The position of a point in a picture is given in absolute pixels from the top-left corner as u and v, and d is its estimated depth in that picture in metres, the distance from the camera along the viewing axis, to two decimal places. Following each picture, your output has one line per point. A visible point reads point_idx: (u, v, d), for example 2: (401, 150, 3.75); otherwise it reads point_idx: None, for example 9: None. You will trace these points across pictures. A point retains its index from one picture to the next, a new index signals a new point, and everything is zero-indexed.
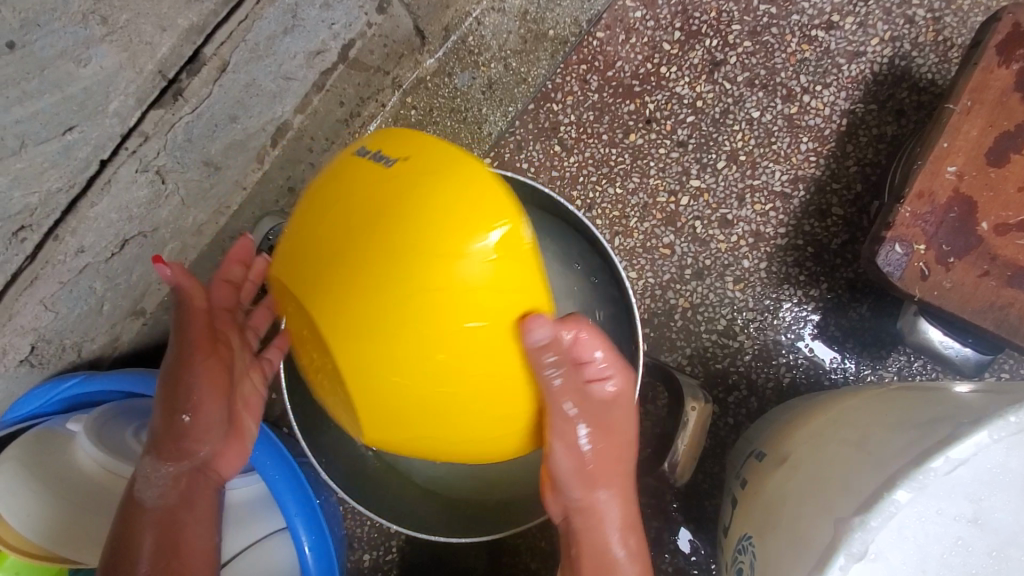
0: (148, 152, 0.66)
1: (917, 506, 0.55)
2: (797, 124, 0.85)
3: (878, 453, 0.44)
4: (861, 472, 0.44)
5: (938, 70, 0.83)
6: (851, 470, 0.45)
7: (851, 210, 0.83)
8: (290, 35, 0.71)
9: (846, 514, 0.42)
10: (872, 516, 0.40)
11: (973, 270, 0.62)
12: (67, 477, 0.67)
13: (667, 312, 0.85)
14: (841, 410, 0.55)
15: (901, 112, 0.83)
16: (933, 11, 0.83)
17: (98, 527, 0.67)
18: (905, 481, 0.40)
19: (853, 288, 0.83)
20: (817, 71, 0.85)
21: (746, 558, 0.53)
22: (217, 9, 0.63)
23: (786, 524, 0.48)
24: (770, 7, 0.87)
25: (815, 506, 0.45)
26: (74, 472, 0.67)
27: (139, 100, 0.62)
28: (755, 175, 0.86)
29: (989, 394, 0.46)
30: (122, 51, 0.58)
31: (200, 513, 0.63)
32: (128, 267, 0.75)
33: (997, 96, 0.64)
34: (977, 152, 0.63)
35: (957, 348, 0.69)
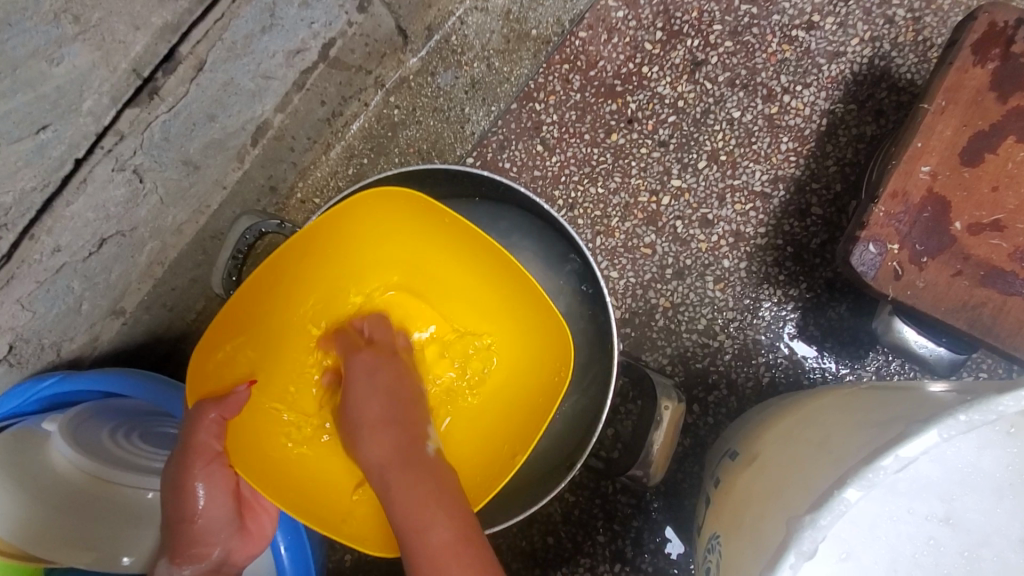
0: (123, 151, 0.66)
1: (887, 506, 0.55)
2: (777, 124, 0.85)
3: (838, 453, 0.44)
4: (820, 471, 0.44)
5: (916, 70, 0.83)
6: (811, 470, 0.45)
7: (830, 210, 0.84)
8: (267, 34, 0.71)
9: (800, 512, 0.42)
10: (822, 514, 0.40)
11: (947, 269, 0.62)
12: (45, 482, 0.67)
13: (648, 311, 0.86)
14: (811, 408, 0.55)
15: (880, 112, 0.84)
16: (913, 11, 0.83)
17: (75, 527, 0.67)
18: (854, 479, 0.40)
19: (832, 288, 0.83)
20: (798, 71, 0.85)
21: (713, 557, 0.54)
22: (192, 8, 0.62)
23: (749, 523, 0.48)
24: (751, 7, 0.87)
25: (776, 505, 0.46)
26: (52, 476, 0.67)
27: (114, 99, 0.62)
28: (736, 175, 0.86)
29: (958, 394, 0.45)
30: (95, 50, 0.57)
31: None
32: (106, 267, 0.75)
33: (972, 96, 0.63)
34: (951, 152, 0.63)
35: (931, 348, 0.70)
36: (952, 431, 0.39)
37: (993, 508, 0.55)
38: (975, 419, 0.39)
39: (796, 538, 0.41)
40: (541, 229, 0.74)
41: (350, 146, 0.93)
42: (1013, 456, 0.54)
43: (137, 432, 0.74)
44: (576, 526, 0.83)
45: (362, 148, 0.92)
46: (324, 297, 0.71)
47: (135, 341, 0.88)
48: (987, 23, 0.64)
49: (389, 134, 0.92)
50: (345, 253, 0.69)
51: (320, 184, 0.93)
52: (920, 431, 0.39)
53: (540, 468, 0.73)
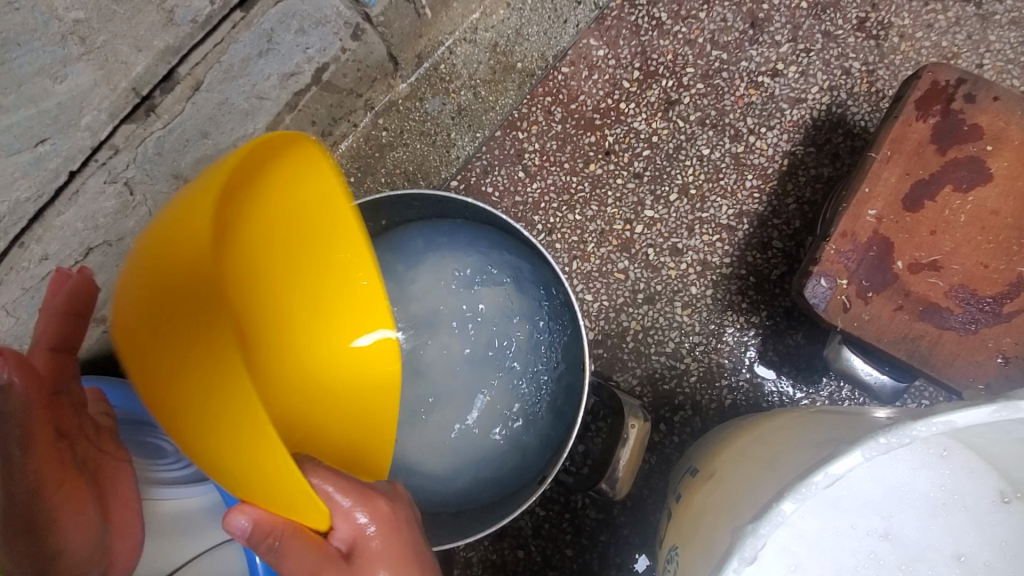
0: (116, 164, 0.68)
1: (828, 519, 0.60)
2: (743, 163, 0.92)
3: (782, 471, 0.48)
4: (765, 487, 0.48)
5: (869, 118, 0.90)
6: (759, 486, 0.49)
7: (790, 243, 0.90)
8: (264, 58, 0.74)
9: (744, 523, 0.46)
10: (762, 524, 0.44)
11: (890, 304, 0.68)
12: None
13: (620, 334, 0.90)
14: (760, 429, 0.60)
15: (836, 155, 0.90)
16: (867, 64, 0.91)
17: None
18: (790, 493, 0.44)
19: (789, 316, 0.89)
20: (763, 114, 0.92)
21: (672, 567, 0.57)
22: (194, 32, 0.65)
23: (704, 534, 0.52)
24: (721, 53, 0.94)
25: (726, 518, 0.50)
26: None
27: (112, 115, 0.64)
28: (704, 208, 0.91)
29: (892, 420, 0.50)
30: (98, 69, 0.60)
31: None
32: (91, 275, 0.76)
33: (914, 147, 0.70)
34: (895, 197, 0.69)
35: (876, 375, 0.75)
36: (874, 451, 0.43)
37: (924, 522, 0.60)
38: (893, 441, 0.43)
39: (740, 549, 0.44)
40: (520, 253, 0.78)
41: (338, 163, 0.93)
42: (941, 476, 0.60)
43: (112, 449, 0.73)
44: (545, 540, 0.86)
45: (349, 167, 0.92)
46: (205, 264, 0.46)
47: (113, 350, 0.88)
48: (931, 82, 0.70)
49: (377, 155, 0.93)
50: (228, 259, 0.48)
51: None
52: (846, 451, 0.43)
53: (514, 482, 0.76)
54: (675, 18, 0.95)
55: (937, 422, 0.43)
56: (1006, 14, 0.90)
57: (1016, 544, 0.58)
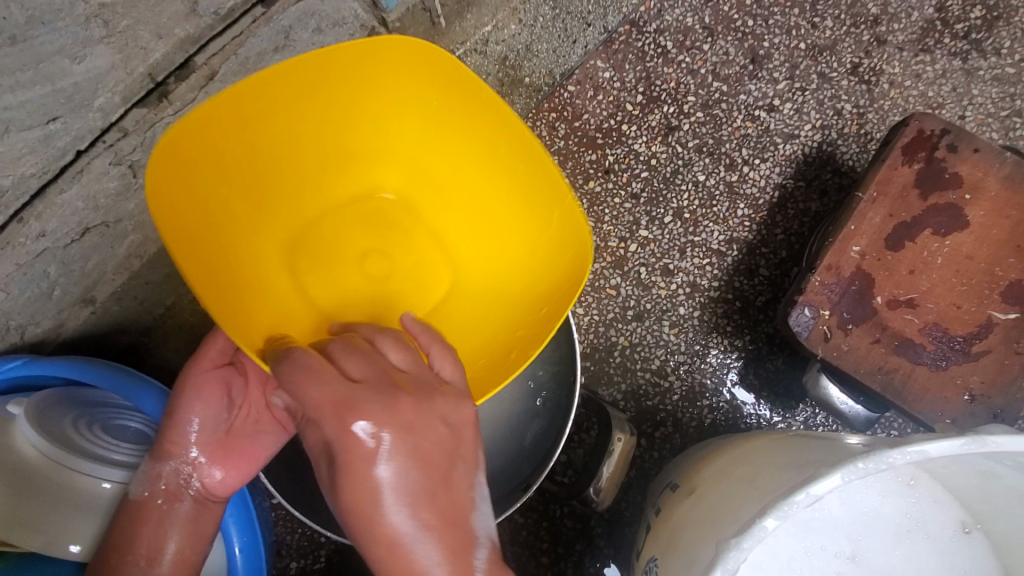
0: (124, 147, 0.68)
1: (801, 539, 0.63)
2: (736, 192, 0.95)
3: (765, 488, 0.51)
4: (748, 502, 0.51)
5: (857, 158, 0.94)
6: (742, 501, 0.52)
7: (776, 272, 0.93)
8: (279, 54, 0.74)
9: (728, 536, 0.48)
10: (746, 538, 0.46)
11: (867, 337, 0.72)
12: (87, 498, 0.68)
13: (608, 348, 0.92)
14: (748, 448, 0.62)
15: (824, 192, 0.94)
16: (858, 107, 0.95)
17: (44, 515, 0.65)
18: (773, 509, 0.46)
19: (771, 342, 0.92)
20: (757, 146, 0.96)
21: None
22: (214, 24, 0.66)
23: (684, 546, 0.54)
24: (722, 85, 0.97)
25: (709, 532, 0.52)
26: (91, 493, 0.69)
27: (125, 98, 0.65)
28: (697, 232, 0.94)
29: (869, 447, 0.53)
30: (116, 53, 0.61)
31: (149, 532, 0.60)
32: (84, 255, 0.76)
33: (898, 190, 0.74)
34: (879, 234, 0.73)
35: (850, 404, 0.79)
36: (853, 475, 0.45)
37: (893, 550, 0.63)
38: (871, 466, 0.45)
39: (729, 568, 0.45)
40: None
41: None
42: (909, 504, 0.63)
43: (98, 423, 0.74)
44: (522, 547, 0.87)
45: None
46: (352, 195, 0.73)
47: (100, 329, 0.88)
48: (920, 129, 0.74)
49: None
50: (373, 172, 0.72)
51: None
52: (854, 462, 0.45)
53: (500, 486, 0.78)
54: (680, 49, 0.98)
55: (911, 451, 0.46)
56: (989, 71, 0.95)
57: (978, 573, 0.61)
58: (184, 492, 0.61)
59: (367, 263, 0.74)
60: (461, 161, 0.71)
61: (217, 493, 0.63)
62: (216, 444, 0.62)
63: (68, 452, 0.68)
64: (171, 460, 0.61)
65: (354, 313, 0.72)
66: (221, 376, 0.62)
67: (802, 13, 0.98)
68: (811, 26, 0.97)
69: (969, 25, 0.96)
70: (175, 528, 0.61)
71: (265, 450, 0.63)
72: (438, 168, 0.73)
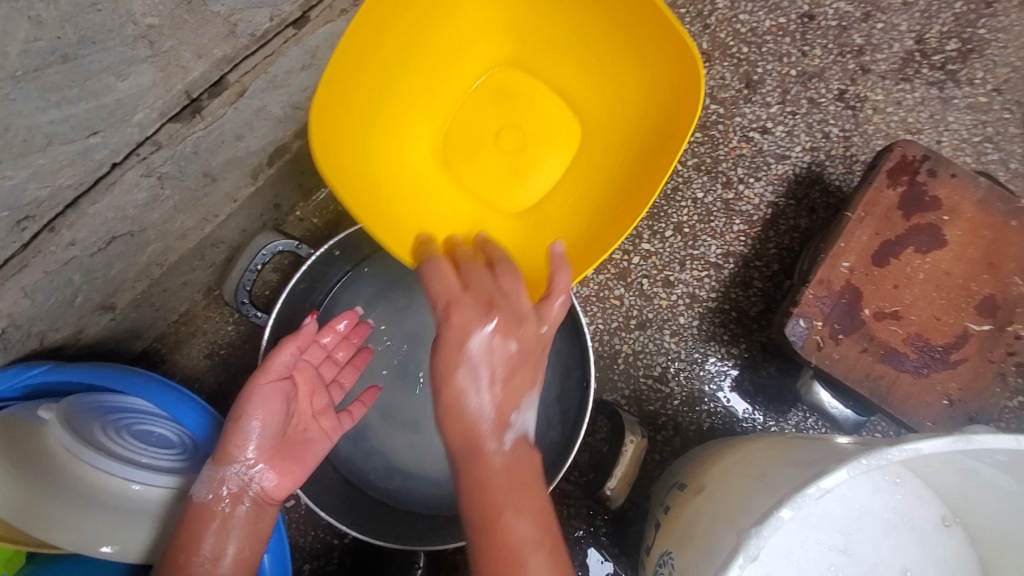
0: (156, 159, 0.71)
1: (801, 534, 0.68)
2: (732, 208, 1.01)
3: (775, 484, 0.56)
4: (761, 497, 0.56)
5: (844, 179, 1.01)
6: (755, 496, 0.56)
7: (769, 284, 0.99)
8: (305, 71, 0.79)
9: (747, 527, 0.53)
10: (764, 528, 0.51)
11: (856, 346, 0.77)
12: (124, 502, 0.72)
13: (611, 356, 0.97)
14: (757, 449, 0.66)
15: (813, 209, 1.00)
16: (844, 131, 1.02)
17: (76, 516, 0.69)
18: (788, 502, 0.51)
19: (765, 350, 0.97)
20: (752, 166, 1.02)
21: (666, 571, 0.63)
22: (249, 45, 0.70)
23: (701, 539, 0.58)
24: (718, 107, 1.03)
25: (726, 525, 0.56)
26: (126, 497, 0.72)
27: (162, 114, 0.68)
28: (695, 246, 1.00)
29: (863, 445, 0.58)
30: (158, 71, 0.63)
31: (213, 530, 0.65)
32: (108, 263, 0.78)
33: (884, 211, 0.80)
34: (867, 251, 0.79)
35: (840, 409, 0.84)
36: (857, 469, 0.50)
37: (882, 541, 0.69)
38: (873, 462, 0.51)
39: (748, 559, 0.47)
40: None
41: None
42: (896, 498, 0.69)
43: (126, 426, 0.76)
44: None
45: None
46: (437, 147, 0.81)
47: (116, 335, 0.90)
48: (904, 154, 0.81)
49: None
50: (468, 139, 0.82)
51: (321, 206, 1.02)
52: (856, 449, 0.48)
53: None
54: None
55: (908, 448, 0.51)
56: (964, 99, 1.03)
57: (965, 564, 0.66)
58: (246, 494, 0.67)
59: (501, 138, 0.82)
60: (522, 7, 0.77)
61: (276, 495, 0.69)
62: (275, 449, 0.69)
63: (101, 458, 0.70)
64: (237, 463, 0.67)
65: (498, 187, 0.81)
66: (280, 389, 0.71)
67: (792, 42, 1.04)
68: (801, 54, 1.04)
69: (945, 56, 1.04)
70: (237, 529, 0.66)
71: (318, 454, 0.72)
72: (490, 119, 0.82)
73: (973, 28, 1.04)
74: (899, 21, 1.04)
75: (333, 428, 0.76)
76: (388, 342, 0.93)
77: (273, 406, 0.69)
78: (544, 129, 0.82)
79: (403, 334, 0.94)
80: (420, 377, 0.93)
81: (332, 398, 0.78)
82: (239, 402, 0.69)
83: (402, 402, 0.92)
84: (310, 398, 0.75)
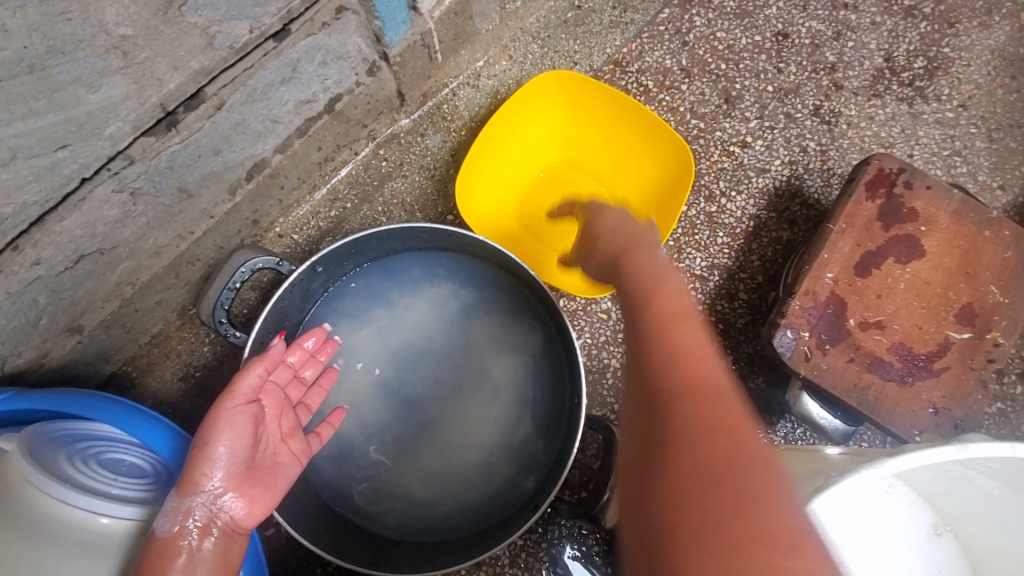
0: (128, 175, 0.69)
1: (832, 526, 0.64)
2: (715, 221, 1.01)
3: None
4: None
5: (822, 193, 1.02)
6: None
7: (754, 295, 0.99)
8: (285, 85, 0.78)
9: None
10: None
11: (843, 355, 0.78)
12: (88, 537, 0.67)
13: (601, 370, 0.96)
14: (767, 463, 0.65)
15: (794, 222, 1.01)
16: (821, 145, 1.04)
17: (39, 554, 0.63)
18: None
19: (751, 362, 0.97)
20: (733, 179, 1.03)
21: None
22: (227, 57, 0.68)
23: None
24: (699, 122, 1.05)
25: None
26: (90, 531, 0.67)
27: (135, 127, 0.65)
28: (681, 259, 1.00)
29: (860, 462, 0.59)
30: (131, 83, 0.61)
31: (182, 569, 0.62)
32: (76, 282, 0.75)
33: (864, 222, 0.81)
34: (851, 261, 0.80)
35: (829, 420, 0.82)
36: None
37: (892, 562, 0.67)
38: None
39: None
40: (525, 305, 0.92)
41: (334, 190, 1.00)
42: (903, 509, 0.68)
43: (92, 456, 0.72)
44: (522, 569, 0.89)
45: (347, 194, 1.00)
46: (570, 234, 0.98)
47: (83, 359, 0.85)
48: (881, 167, 0.83)
49: (376, 184, 1.02)
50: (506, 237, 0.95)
51: (301, 222, 0.99)
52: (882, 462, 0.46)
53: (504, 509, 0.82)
54: (660, 89, 1.07)
55: None
56: (932, 115, 1.06)
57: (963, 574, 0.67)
58: (214, 526, 0.64)
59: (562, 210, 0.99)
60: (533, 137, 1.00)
61: (245, 523, 0.65)
62: (243, 476, 0.66)
63: (67, 490, 0.66)
64: (201, 494, 0.63)
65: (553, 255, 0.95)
66: (250, 411, 0.68)
67: (767, 60, 1.07)
68: (777, 70, 1.07)
69: (913, 73, 1.07)
70: (206, 564, 0.63)
71: (288, 478, 0.69)
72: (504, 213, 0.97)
73: (937, 48, 1.08)
74: (867, 40, 1.08)
75: (302, 451, 0.73)
76: (371, 360, 0.91)
77: (239, 431, 0.66)
78: (589, 202, 0.98)
79: (387, 351, 0.92)
80: (404, 397, 0.91)
81: (299, 421, 0.75)
82: (204, 426, 0.65)
83: (387, 423, 0.90)
84: (279, 420, 0.72)
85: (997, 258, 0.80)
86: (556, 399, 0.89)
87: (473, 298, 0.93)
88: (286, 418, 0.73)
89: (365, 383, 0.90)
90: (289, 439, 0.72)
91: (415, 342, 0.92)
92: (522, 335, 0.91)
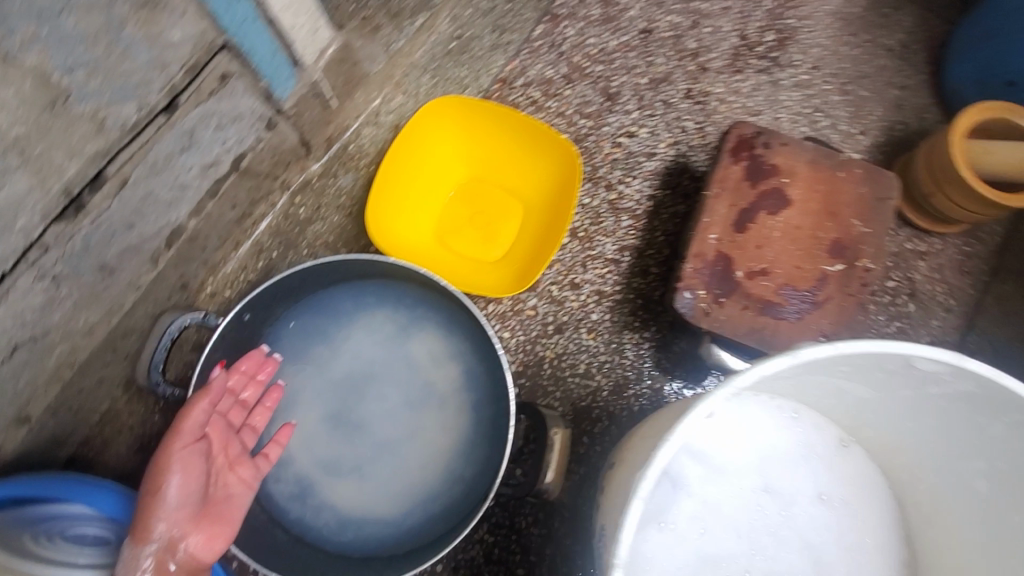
0: (46, 262, 0.73)
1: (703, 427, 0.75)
2: (617, 208, 1.10)
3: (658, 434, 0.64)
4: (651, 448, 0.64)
5: (707, 165, 1.12)
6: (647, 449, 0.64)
7: (664, 268, 1.07)
8: (186, 153, 0.84)
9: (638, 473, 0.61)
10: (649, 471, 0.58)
11: (739, 305, 0.86)
12: None
13: (537, 363, 1.03)
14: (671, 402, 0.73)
15: (687, 195, 1.11)
16: (698, 123, 1.14)
17: None
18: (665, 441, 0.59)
19: (673, 328, 1.05)
20: (626, 167, 1.12)
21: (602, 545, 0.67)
22: (122, 136, 0.73)
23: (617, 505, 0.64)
24: (586, 122, 1.15)
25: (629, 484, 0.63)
26: None
27: (44, 215, 0.69)
28: (593, 247, 1.07)
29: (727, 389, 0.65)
30: (33, 176, 0.66)
31: None
32: (14, 373, 0.77)
33: (734, 184, 0.90)
34: (729, 219, 0.89)
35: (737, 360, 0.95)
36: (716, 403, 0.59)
37: (796, 473, 0.76)
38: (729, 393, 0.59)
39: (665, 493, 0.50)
40: (449, 315, 0.96)
41: (259, 243, 1.05)
42: (799, 429, 0.76)
43: (56, 531, 0.74)
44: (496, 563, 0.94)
45: (271, 243, 1.06)
46: (485, 245, 1.04)
47: (37, 448, 0.87)
48: (741, 133, 0.93)
49: (298, 230, 1.08)
50: (424, 255, 1.02)
51: (230, 278, 1.04)
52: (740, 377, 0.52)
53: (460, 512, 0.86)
54: (546, 97, 1.17)
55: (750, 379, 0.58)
56: (791, 79, 1.17)
57: (854, 472, 0.76)
58: (176, 563, 0.68)
59: (477, 223, 1.05)
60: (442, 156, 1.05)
61: (205, 557, 0.70)
62: (201, 511, 0.71)
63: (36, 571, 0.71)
64: (156, 538, 0.67)
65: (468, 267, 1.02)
66: (196, 449, 0.72)
67: (636, 56, 1.18)
68: (647, 64, 1.17)
69: (766, 46, 1.19)
70: None
71: (242, 506, 0.75)
72: (421, 232, 1.03)
73: (783, 20, 1.21)
74: (721, 24, 1.20)
75: (252, 477, 0.78)
76: (319, 396, 0.95)
77: (189, 470, 0.70)
78: (499, 213, 1.05)
79: (331, 383, 0.96)
80: (356, 425, 0.95)
81: (246, 445, 0.80)
82: (152, 470, 0.69)
83: (343, 451, 0.93)
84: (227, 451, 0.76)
85: (854, 195, 0.90)
86: (498, 396, 0.95)
87: (403, 320, 0.98)
88: (234, 445, 0.78)
89: (315, 417, 0.94)
90: (237, 468, 0.76)
91: (359, 371, 0.96)
92: (451, 344, 0.97)
